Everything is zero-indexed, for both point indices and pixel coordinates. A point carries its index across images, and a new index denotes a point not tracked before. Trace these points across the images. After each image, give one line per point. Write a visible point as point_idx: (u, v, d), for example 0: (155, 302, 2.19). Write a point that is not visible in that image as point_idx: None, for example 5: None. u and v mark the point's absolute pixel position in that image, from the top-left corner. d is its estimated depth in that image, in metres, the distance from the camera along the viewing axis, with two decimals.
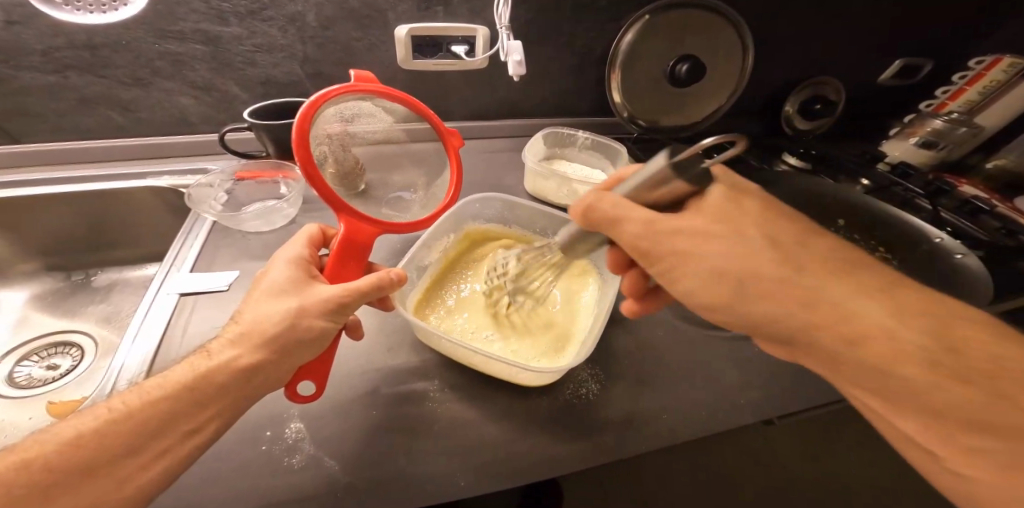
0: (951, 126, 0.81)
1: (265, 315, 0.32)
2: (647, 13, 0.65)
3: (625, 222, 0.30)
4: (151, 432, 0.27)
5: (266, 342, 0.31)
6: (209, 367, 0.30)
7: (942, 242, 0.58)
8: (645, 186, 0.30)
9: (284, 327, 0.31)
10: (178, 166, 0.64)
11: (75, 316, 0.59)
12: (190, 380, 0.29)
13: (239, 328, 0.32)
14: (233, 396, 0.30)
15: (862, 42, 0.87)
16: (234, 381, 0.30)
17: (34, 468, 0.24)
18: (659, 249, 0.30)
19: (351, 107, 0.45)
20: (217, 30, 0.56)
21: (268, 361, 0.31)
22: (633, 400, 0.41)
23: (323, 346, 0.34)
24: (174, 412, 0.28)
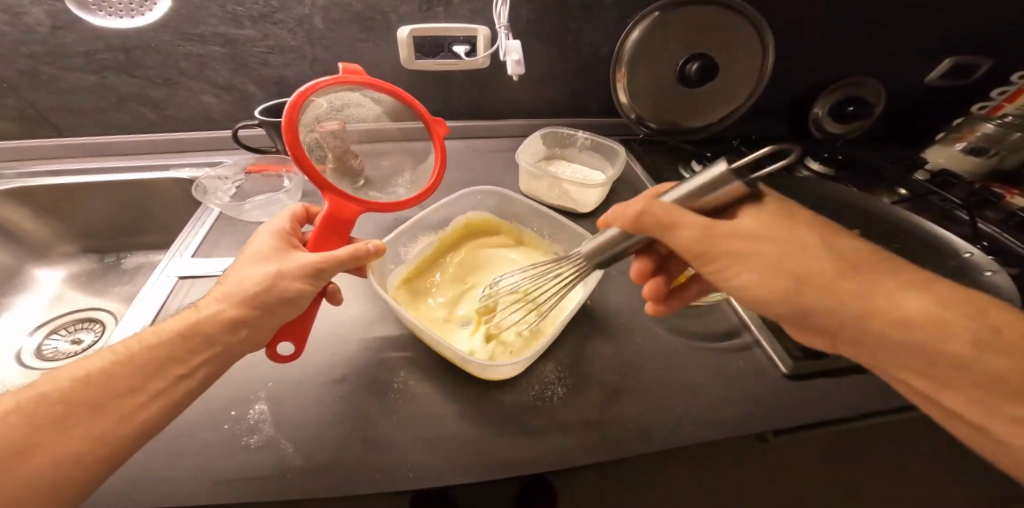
0: (1005, 130, 0.74)
1: (247, 277, 0.35)
2: (655, 10, 0.63)
3: (679, 229, 0.31)
4: (145, 376, 0.30)
5: (247, 299, 0.33)
6: (196, 318, 0.33)
7: (972, 258, 0.51)
8: (696, 192, 0.31)
9: (264, 285, 0.34)
10: (198, 160, 0.69)
11: (103, 295, 0.66)
12: (181, 329, 0.32)
13: (224, 288, 0.35)
14: (219, 343, 0.33)
15: (901, 39, 0.79)
16: (220, 332, 0.33)
17: (49, 400, 0.27)
18: (716, 251, 0.31)
19: (342, 100, 0.47)
20: (234, 33, 0.61)
21: (250, 315, 0.33)
22: (598, 406, 0.40)
23: (300, 307, 0.36)
24: (167, 357, 0.31)
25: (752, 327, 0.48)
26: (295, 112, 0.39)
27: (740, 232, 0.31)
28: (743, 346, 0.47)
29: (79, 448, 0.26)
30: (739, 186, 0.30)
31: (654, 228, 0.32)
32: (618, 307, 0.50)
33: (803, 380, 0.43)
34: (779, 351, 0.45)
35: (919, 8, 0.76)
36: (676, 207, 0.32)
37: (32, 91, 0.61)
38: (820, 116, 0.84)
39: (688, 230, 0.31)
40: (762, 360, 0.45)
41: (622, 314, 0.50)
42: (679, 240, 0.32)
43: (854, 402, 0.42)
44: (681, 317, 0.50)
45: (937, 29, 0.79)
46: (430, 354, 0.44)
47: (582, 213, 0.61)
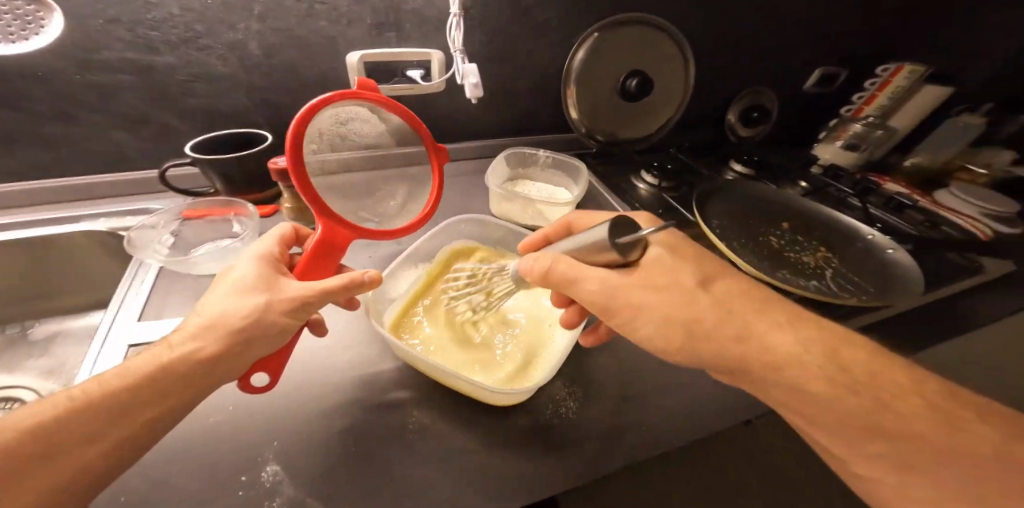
0: (868, 129, 0.92)
1: (229, 308, 0.31)
2: (596, 31, 0.69)
3: (580, 282, 0.33)
4: (100, 432, 0.25)
5: (229, 333, 0.30)
6: (167, 358, 0.29)
7: (874, 239, 0.63)
8: (585, 249, 0.33)
9: (249, 317, 0.31)
10: (116, 207, 0.59)
11: (14, 371, 0.52)
12: (148, 370, 0.28)
13: (201, 321, 0.31)
14: (192, 386, 0.29)
15: (785, 56, 0.95)
16: (192, 372, 0.29)
17: None
18: (620, 304, 0.32)
19: (342, 115, 0.45)
20: (149, 60, 0.53)
21: (230, 353, 0.30)
22: (613, 413, 0.42)
23: (284, 341, 0.33)
24: (129, 404, 0.26)
25: None
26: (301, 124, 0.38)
27: (630, 284, 0.33)
28: None
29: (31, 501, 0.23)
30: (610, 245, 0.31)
31: (563, 283, 0.34)
32: None
33: None
34: None
35: (795, 31, 0.91)
36: (571, 261, 0.33)
37: None
38: (734, 122, 0.97)
39: (589, 284, 0.33)
40: None
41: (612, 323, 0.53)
42: (586, 292, 0.33)
43: None
44: None
45: (809, 48, 0.95)
46: (438, 390, 0.42)
47: None
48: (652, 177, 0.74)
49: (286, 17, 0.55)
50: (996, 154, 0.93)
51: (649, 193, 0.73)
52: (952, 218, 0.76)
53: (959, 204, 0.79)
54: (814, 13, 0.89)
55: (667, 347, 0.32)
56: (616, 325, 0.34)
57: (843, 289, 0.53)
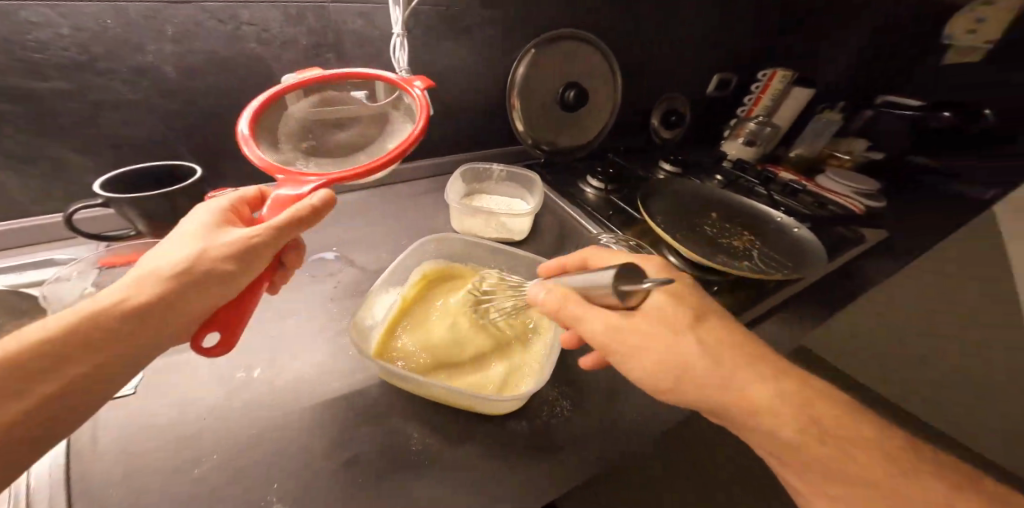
0: (760, 126, 1.08)
1: (168, 260, 0.30)
2: (532, 48, 0.73)
3: (586, 321, 0.33)
4: (10, 393, 0.23)
5: (170, 280, 0.29)
6: (99, 307, 0.27)
7: (782, 221, 0.75)
8: (591, 288, 0.32)
9: (187, 267, 0.30)
10: (8, 261, 0.50)
11: None
12: (82, 320, 0.26)
13: (141, 273, 0.30)
14: (132, 333, 0.28)
15: (690, 68, 1.08)
16: (132, 320, 0.28)
17: None
18: (620, 348, 0.32)
19: (315, 107, 0.46)
20: (34, 86, 0.45)
21: (173, 300, 0.29)
22: (603, 406, 0.45)
23: (238, 288, 0.32)
24: (62, 353, 0.25)
25: None
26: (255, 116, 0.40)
27: (641, 325, 0.32)
28: None
29: None
30: (619, 287, 0.30)
31: (565, 320, 0.33)
32: None
33: None
34: None
35: (696, 47, 1.05)
36: (576, 300, 0.33)
37: None
38: (657, 126, 1.07)
39: (596, 323, 0.32)
40: None
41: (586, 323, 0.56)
42: (589, 331, 0.33)
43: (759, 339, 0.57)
44: None
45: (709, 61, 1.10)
46: (433, 410, 0.42)
47: (516, 242, 0.64)
48: (597, 182, 0.80)
49: (210, 39, 0.51)
50: (852, 143, 1.14)
51: (595, 197, 0.79)
52: (833, 199, 0.92)
53: (836, 186, 0.96)
54: (709, 31, 1.03)
55: (664, 386, 0.32)
56: (615, 367, 0.33)
57: (768, 266, 0.62)
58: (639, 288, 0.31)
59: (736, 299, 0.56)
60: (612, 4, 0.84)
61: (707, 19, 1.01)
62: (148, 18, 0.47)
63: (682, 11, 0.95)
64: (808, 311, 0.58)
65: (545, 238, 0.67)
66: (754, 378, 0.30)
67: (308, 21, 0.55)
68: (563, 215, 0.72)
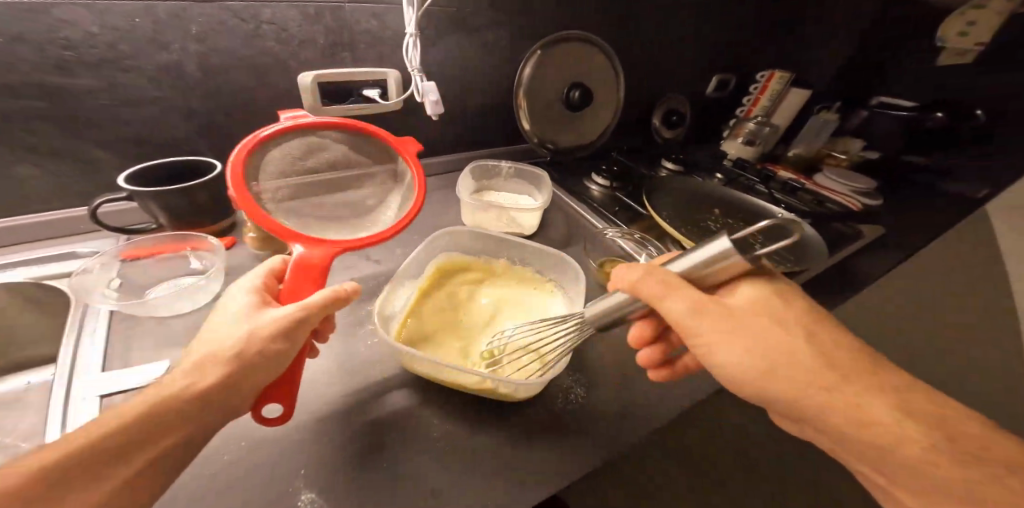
0: (760, 126, 1.11)
1: (221, 342, 0.31)
2: (539, 48, 0.74)
3: (671, 300, 0.32)
4: (84, 484, 0.23)
5: (227, 363, 0.30)
6: (162, 394, 0.28)
7: (782, 217, 0.77)
8: (698, 265, 0.31)
9: (237, 353, 0.30)
10: (33, 253, 0.52)
11: None
12: (144, 407, 0.27)
13: (195, 358, 0.30)
14: (191, 418, 0.28)
15: (690, 70, 1.11)
16: (191, 405, 0.28)
17: None
18: (705, 329, 0.31)
19: (299, 149, 0.47)
20: (62, 82, 0.47)
21: (231, 380, 0.30)
22: (616, 393, 0.46)
23: (286, 363, 0.33)
24: (127, 441, 0.25)
25: None
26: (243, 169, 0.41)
27: (727, 308, 0.32)
28: None
29: None
30: (741, 259, 0.29)
31: (651, 297, 0.33)
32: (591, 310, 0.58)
33: None
34: None
35: (697, 49, 1.07)
36: (675, 278, 0.32)
37: None
38: (659, 126, 1.08)
39: (679, 303, 0.32)
40: None
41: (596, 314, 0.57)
42: (671, 310, 0.32)
43: None
44: None
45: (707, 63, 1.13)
46: (450, 397, 0.43)
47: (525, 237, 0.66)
48: (602, 180, 0.82)
49: (232, 37, 0.53)
50: (848, 144, 1.17)
51: (601, 193, 0.80)
52: (831, 196, 0.94)
53: (834, 185, 0.98)
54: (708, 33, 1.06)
55: (744, 379, 0.31)
56: (694, 349, 0.33)
57: (770, 259, 0.64)
58: (754, 265, 0.30)
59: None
60: (615, 6, 0.86)
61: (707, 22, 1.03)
62: (173, 17, 0.48)
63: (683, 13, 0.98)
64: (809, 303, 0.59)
65: (553, 234, 0.68)
66: (858, 387, 0.29)
67: (326, 21, 0.56)
68: (570, 211, 0.74)
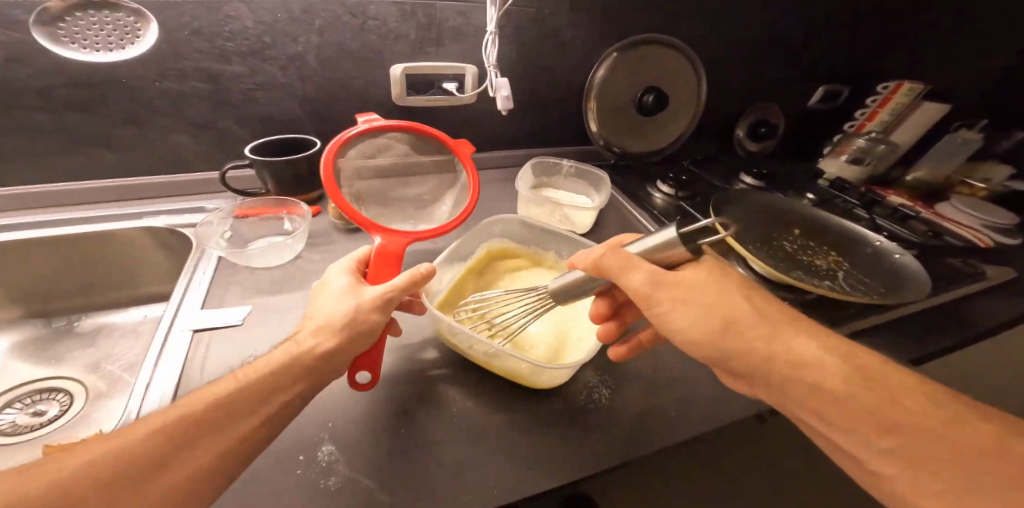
0: (872, 143, 0.97)
1: (331, 312, 0.37)
2: (615, 50, 0.74)
3: (632, 272, 0.35)
4: (246, 414, 0.30)
5: (340, 329, 0.35)
6: (297, 352, 0.34)
7: (881, 244, 0.67)
8: (655, 248, 0.35)
9: (345, 323, 0.36)
10: (176, 205, 0.65)
11: (62, 361, 0.55)
12: (284, 361, 0.33)
13: (316, 322, 0.36)
14: (313, 373, 0.34)
15: (791, 75, 1.01)
16: (314, 364, 0.34)
17: (156, 441, 0.26)
18: (660, 295, 0.35)
19: (371, 147, 0.53)
20: (217, 68, 0.60)
21: (343, 347, 0.35)
22: (644, 407, 0.43)
23: (373, 337, 0.37)
24: (272, 386, 0.32)
25: None
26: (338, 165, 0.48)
27: (679, 279, 0.35)
28: None
29: (198, 472, 0.27)
30: (687, 249, 0.34)
31: (612, 273, 0.36)
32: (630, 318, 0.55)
33: None
34: None
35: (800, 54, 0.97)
36: (637, 257, 0.36)
37: None
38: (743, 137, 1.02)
39: (638, 276, 0.35)
40: None
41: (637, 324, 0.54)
42: (630, 284, 0.35)
43: None
44: None
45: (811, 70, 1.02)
46: (477, 373, 0.45)
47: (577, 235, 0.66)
48: (668, 188, 0.79)
49: (342, 32, 0.61)
50: (992, 170, 0.97)
51: (663, 201, 0.77)
52: (954, 229, 0.79)
53: (964, 217, 0.82)
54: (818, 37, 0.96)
55: (700, 334, 0.34)
56: (652, 316, 0.36)
57: (853, 288, 0.57)
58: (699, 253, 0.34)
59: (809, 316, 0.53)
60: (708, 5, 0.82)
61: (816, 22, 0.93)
62: (303, 13, 0.58)
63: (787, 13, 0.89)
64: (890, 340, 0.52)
65: (607, 235, 0.67)
66: (788, 334, 0.34)
67: (419, 18, 0.62)
68: (628, 215, 0.72)
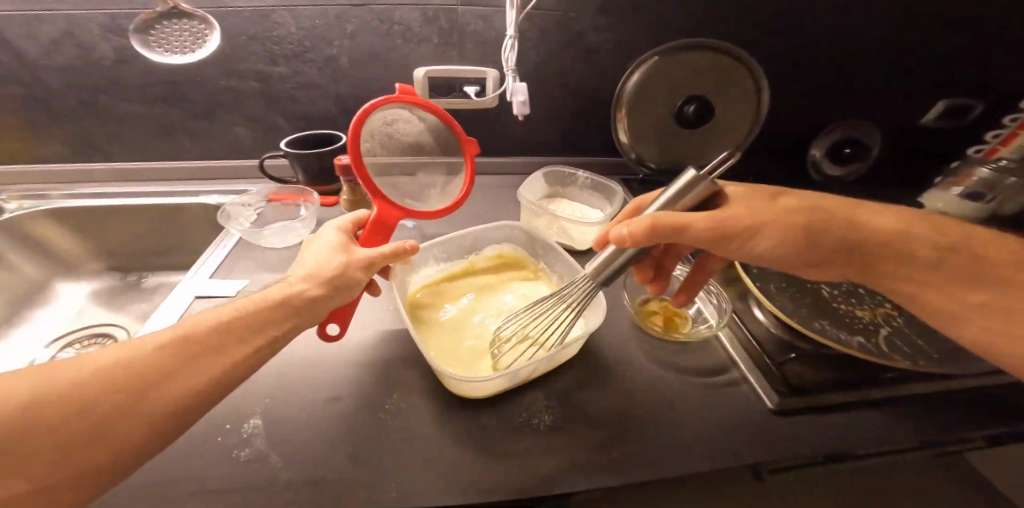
0: (1000, 175, 0.71)
1: (323, 261, 0.38)
2: (654, 54, 0.66)
3: (690, 222, 0.35)
4: (242, 339, 0.31)
5: (328, 280, 0.37)
6: (287, 292, 0.35)
7: None
8: (679, 195, 0.36)
9: (332, 276, 0.37)
10: (227, 187, 0.75)
11: (122, 311, 0.66)
12: (280, 298, 0.34)
13: (304, 269, 0.37)
14: (304, 312, 0.35)
15: (895, 85, 0.82)
16: (304, 305, 0.35)
17: (147, 359, 0.27)
18: (732, 226, 0.36)
19: (392, 118, 0.47)
20: (267, 69, 0.67)
21: (327, 296, 0.37)
22: (591, 443, 0.38)
23: (352, 295, 0.39)
24: (266, 317, 0.33)
25: (740, 364, 0.46)
26: (364, 117, 0.42)
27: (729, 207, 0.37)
28: (730, 381, 0.45)
29: (200, 386, 0.28)
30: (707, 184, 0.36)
31: (670, 231, 0.35)
32: (610, 344, 0.49)
33: (792, 416, 0.41)
34: (766, 385, 0.43)
35: (910, 59, 0.79)
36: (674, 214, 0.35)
37: (95, 121, 0.71)
38: (819, 158, 0.87)
39: (696, 220, 0.35)
40: (748, 396, 0.43)
41: (617, 350, 0.48)
42: (694, 229, 0.35)
43: (873, 439, 0.39)
44: (673, 353, 0.48)
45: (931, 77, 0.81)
46: (426, 375, 0.43)
47: (580, 250, 0.62)
48: None
49: (371, 35, 0.65)
50: None
51: None
52: None
53: None
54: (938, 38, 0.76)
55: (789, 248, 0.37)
56: (736, 249, 0.37)
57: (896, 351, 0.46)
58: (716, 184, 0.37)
59: (826, 376, 0.44)
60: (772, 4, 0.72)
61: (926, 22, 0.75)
62: (337, 19, 0.63)
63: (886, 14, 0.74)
64: (934, 423, 0.41)
65: None
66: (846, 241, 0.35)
67: (441, 23, 0.64)
68: None
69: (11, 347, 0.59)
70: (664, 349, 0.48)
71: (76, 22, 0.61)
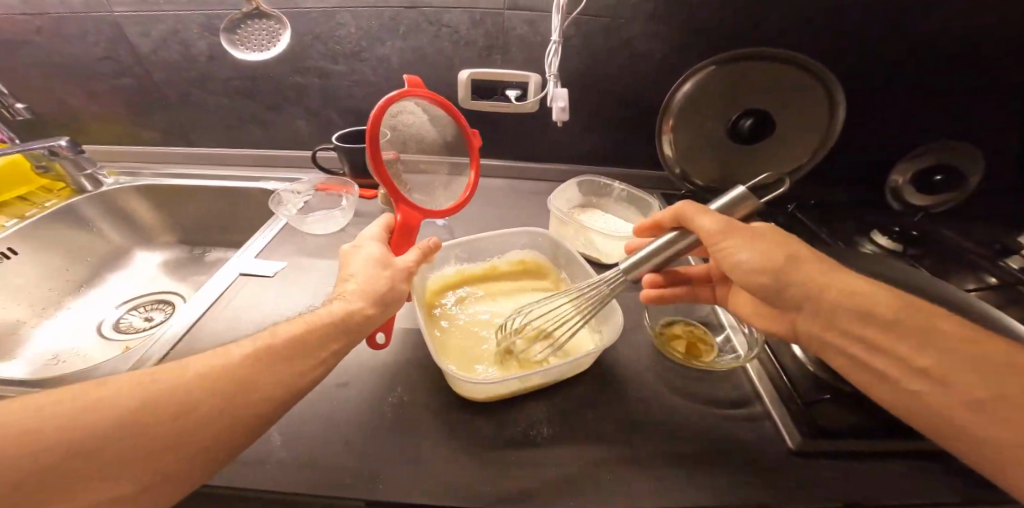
0: None
1: (369, 276, 0.39)
2: (711, 63, 0.58)
3: (709, 219, 0.37)
4: (307, 356, 0.33)
5: (378, 296, 0.38)
6: (343, 310, 0.36)
7: None
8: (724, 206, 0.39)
9: (379, 291, 0.38)
10: (284, 175, 0.81)
11: (184, 281, 0.75)
12: (336, 315, 0.35)
13: (353, 286, 0.38)
14: (360, 330, 0.36)
15: (906, 88, 0.70)
16: (360, 325, 0.36)
17: (226, 374, 0.29)
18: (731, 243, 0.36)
19: (398, 111, 0.47)
20: (327, 66, 0.72)
21: (376, 313, 0.38)
22: (582, 464, 0.36)
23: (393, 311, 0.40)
24: (326, 333, 0.34)
25: (764, 397, 0.42)
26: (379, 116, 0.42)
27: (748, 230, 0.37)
28: (749, 415, 0.41)
29: (269, 401, 0.30)
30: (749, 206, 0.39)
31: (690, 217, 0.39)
32: (623, 363, 0.47)
33: (813, 459, 0.37)
34: (788, 423, 0.39)
35: (928, 60, 0.67)
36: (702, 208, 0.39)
37: (182, 109, 0.80)
38: (899, 186, 0.78)
39: (712, 222, 0.37)
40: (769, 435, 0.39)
41: (629, 370, 0.46)
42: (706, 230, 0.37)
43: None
44: (690, 381, 0.45)
45: (950, 79, 0.69)
46: (430, 371, 0.44)
47: (607, 264, 0.60)
48: None
49: (422, 36, 0.67)
50: None
51: None
52: None
53: None
54: (954, 39, 0.65)
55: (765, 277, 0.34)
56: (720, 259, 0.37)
57: None
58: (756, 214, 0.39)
59: (853, 421, 0.40)
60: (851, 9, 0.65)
61: (947, 18, 0.63)
62: (391, 20, 0.66)
63: (895, 15, 0.63)
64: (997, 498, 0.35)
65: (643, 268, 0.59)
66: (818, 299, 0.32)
67: (488, 26, 0.65)
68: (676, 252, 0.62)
69: (91, 305, 0.68)
70: (681, 374, 0.45)
71: (179, 21, 0.69)
